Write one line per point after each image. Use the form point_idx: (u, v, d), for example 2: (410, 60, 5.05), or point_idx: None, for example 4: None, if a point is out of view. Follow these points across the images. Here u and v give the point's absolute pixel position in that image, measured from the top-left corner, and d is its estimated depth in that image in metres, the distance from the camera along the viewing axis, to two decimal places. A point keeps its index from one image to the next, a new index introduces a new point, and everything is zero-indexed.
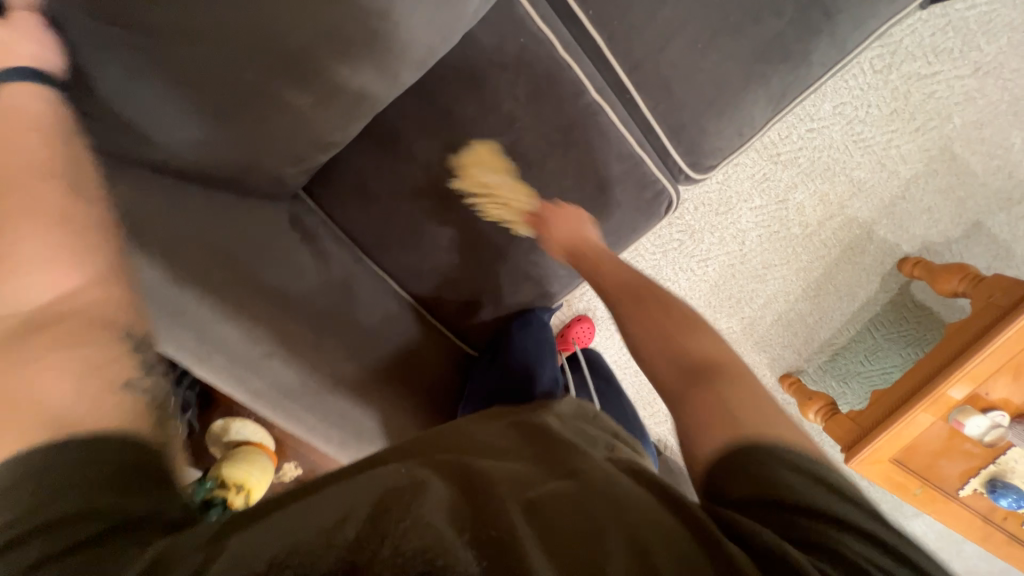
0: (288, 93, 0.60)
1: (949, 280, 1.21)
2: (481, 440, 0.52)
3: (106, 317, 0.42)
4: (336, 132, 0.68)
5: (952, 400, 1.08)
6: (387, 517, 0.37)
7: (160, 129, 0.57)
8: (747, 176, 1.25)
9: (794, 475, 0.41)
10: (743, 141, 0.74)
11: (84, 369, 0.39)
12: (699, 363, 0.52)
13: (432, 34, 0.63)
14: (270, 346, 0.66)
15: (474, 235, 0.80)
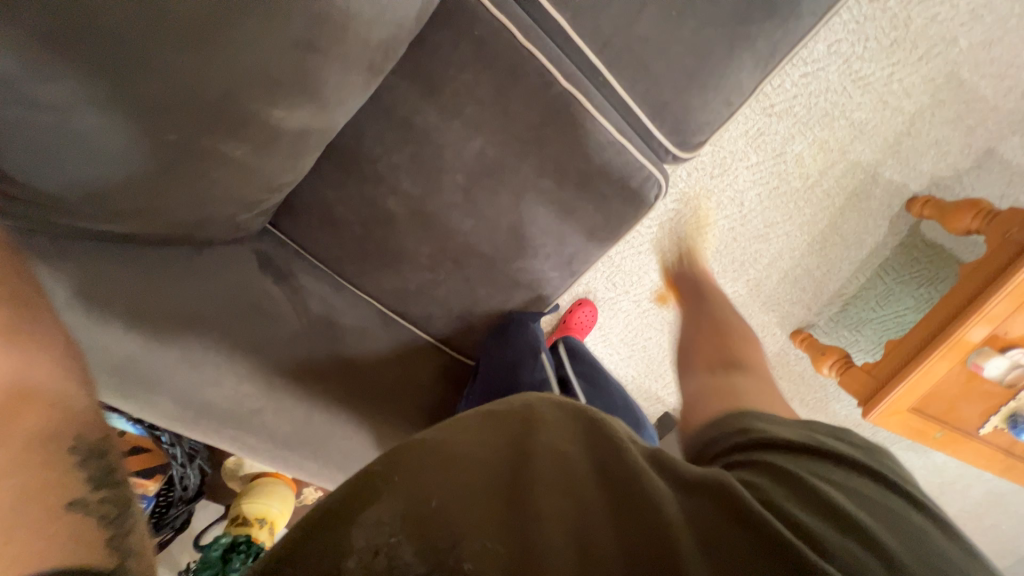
0: (222, 145, 0.58)
1: (962, 218, 1.16)
2: (470, 438, 0.45)
3: (55, 431, 0.48)
4: (286, 174, 0.68)
5: (970, 343, 1.06)
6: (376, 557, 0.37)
7: (96, 211, 0.58)
8: (741, 134, 1.17)
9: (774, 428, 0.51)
10: (732, 111, 0.68)
11: (30, 489, 0.43)
12: (726, 390, 0.65)
13: (370, 50, 0.59)
14: (259, 403, 0.71)
15: (453, 251, 0.75)
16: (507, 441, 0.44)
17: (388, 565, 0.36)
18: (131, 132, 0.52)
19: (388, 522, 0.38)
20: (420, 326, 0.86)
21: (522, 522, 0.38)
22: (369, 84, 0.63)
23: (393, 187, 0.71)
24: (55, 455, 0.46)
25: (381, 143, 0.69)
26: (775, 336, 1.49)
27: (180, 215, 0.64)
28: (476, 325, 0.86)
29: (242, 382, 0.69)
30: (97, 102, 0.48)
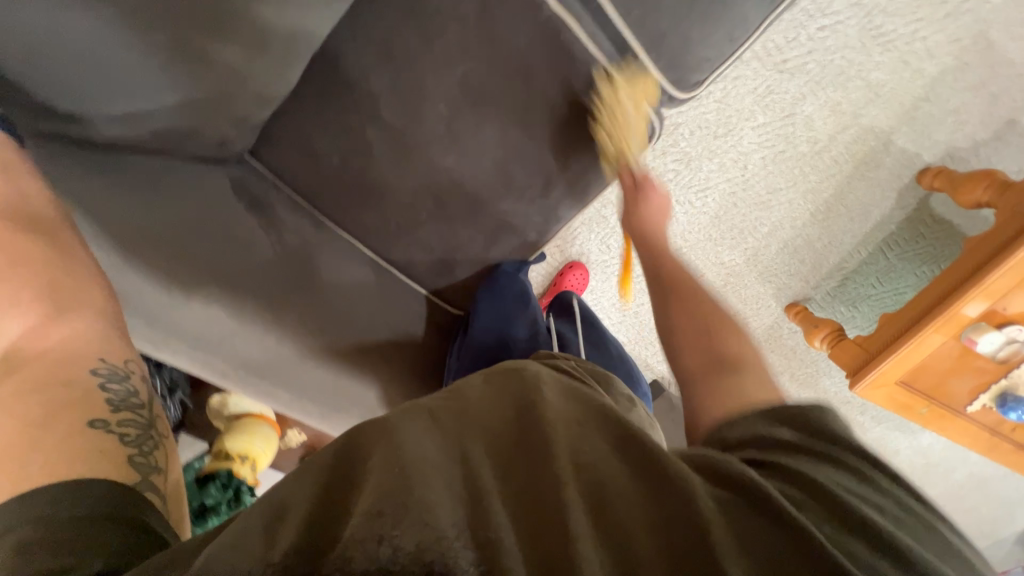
0: (215, 49, 0.57)
1: (972, 190, 1.11)
2: (493, 422, 0.45)
3: (81, 353, 0.50)
4: (275, 83, 0.65)
5: (965, 318, 1.03)
6: (382, 524, 0.34)
7: (82, 113, 0.56)
8: (749, 91, 1.11)
9: (781, 427, 0.46)
10: (735, 48, 0.64)
11: (56, 409, 0.45)
12: (721, 354, 0.58)
13: None
14: (229, 327, 0.69)
15: (435, 187, 0.73)
16: (512, 428, 0.44)
17: (392, 554, 0.33)
18: (127, 24, 0.51)
19: (392, 513, 0.35)
20: (402, 267, 0.85)
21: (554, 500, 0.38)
22: None
23: (376, 117, 0.68)
24: (75, 377, 0.48)
25: (360, 66, 0.65)
26: (770, 309, 1.47)
27: (160, 124, 0.62)
28: (458, 270, 0.85)
29: (211, 305, 0.67)
30: None
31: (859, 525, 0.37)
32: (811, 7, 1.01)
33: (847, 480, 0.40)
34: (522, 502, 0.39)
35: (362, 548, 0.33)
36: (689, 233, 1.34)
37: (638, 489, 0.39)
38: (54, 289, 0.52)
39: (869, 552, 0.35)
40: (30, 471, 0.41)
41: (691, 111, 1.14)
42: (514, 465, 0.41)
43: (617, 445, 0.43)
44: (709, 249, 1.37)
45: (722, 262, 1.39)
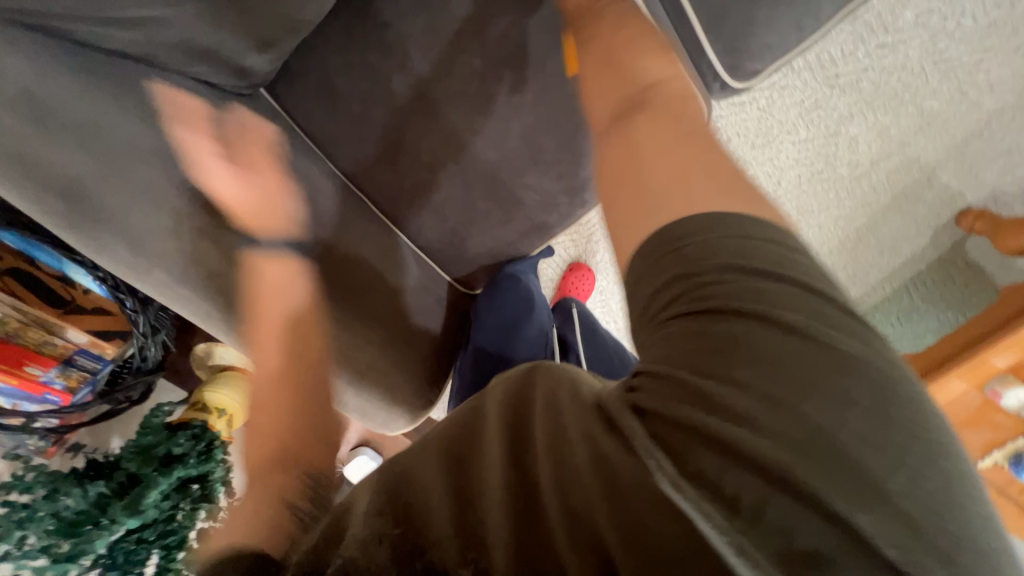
0: None
1: (1016, 236, 1.08)
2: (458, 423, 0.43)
3: (305, 452, 0.51)
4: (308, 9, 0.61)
5: (994, 367, 0.99)
6: (380, 529, 0.38)
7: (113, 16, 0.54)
8: (795, 102, 1.05)
9: (721, 279, 0.37)
10: (801, 39, 0.59)
11: (267, 495, 0.46)
12: (629, 107, 0.51)
13: None
14: (214, 266, 0.61)
15: (456, 150, 0.69)
16: (463, 429, 0.42)
17: (390, 554, 0.37)
18: None
19: (385, 510, 0.39)
20: (413, 235, 0.81)
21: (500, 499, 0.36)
22: None
23: (405, 65, 0.64)
24: (293, 463, 0.50)
25: (396, 7, 0.61)
26: None
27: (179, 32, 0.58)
28: (470, 246, 0.80)
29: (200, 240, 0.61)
30: None
31: (723, 433, 0.33)
32: (873, 22, 0.97)
33: (723, 369, 0.34)
34: (458, 494, 0.38)
35: (365, 553, 0.37)
36: None
37: (551, 463, 0.36)
38: (313, 373, 0.59)
39: (732, 466, 0.32)
40: (229, 527, 0.44)
41: (733, 116, 1.08)
42: (467, 459, 0.39)
43: (540, 418, 0.39)
44: None
45: None
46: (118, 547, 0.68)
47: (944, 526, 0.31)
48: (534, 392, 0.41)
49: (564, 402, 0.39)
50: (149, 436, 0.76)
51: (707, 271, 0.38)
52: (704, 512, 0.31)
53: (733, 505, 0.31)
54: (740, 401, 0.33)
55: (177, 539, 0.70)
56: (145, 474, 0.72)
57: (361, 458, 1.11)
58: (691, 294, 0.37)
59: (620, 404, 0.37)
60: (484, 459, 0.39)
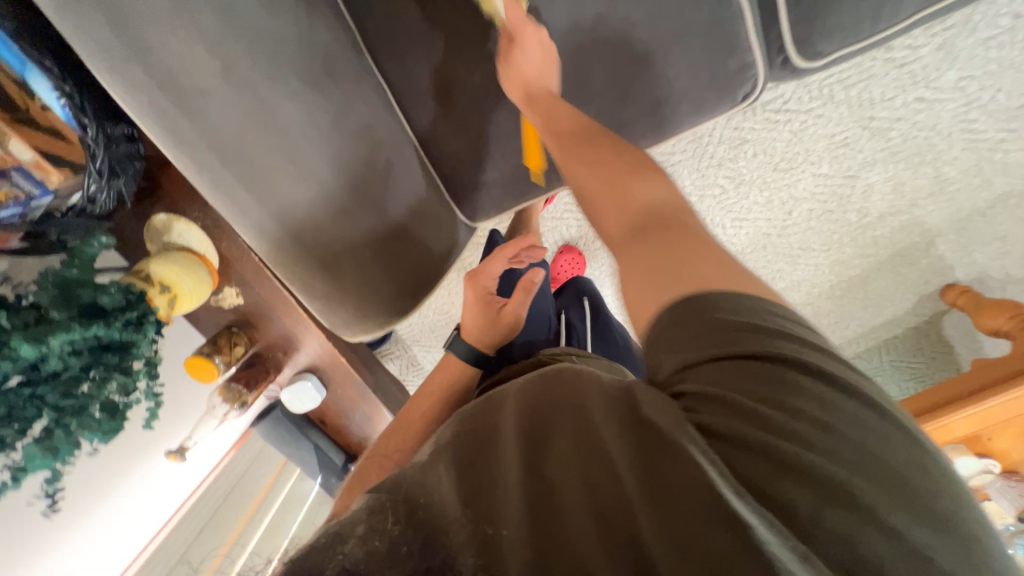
0: None
1: (995, 316, 1.09)
2: (473, 426, 0.43)
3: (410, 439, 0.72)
4: None
5: (951, 435, 1.01)
6: (408, 513, 0.36)
7: None
8: (825, 135, 1.06)
9: (753, 322, 0.40)
10: (873, 31, 0.60)
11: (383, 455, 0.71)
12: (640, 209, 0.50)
13: None
14: (210, 83, 0.52)
15: (502, 53, 0.65)
16: (482, 426, 0.42)
17: (410, 534, 0.35)
18: None
19: (390, 509, 0.37)
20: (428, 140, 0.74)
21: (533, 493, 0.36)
22: None
23: None
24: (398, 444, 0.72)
25: None
26: None
27: None
28: (487, 166, 0.77)
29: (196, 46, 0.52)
30: None
31: (776, 450, 0.35)
32: (919, 73, 0.97)
33: (782, 399, 0.37)
34: (474, 492, 0.37)
35: (385, 530, 0.35)
36: None
37: (584, 467, 0.37)
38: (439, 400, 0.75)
39: (801, 489, 0.33)
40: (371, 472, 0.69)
41: (764, 132, 1.07)
42: (486, 451, 0.40)
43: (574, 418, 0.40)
44: None
45: None
46: (4, 393, 0.60)
47: (968, 538, 0.33)
48: (555, 402, 0.42)
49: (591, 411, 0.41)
50: (75, 269, 0.65)
51: (710, 316, 0.40)
52: (773, 523, 0.32)
53: (798, 521, 0.33)
54: (798, 422, 0.36)
55: (75, 406, 0.63)
56: (60, 318, 0.62)
57: (303, 382, 1.01)
58: (722, 328, 0.39)
59: (667, 415, 0.37)
60: (501, 457, 0.39)
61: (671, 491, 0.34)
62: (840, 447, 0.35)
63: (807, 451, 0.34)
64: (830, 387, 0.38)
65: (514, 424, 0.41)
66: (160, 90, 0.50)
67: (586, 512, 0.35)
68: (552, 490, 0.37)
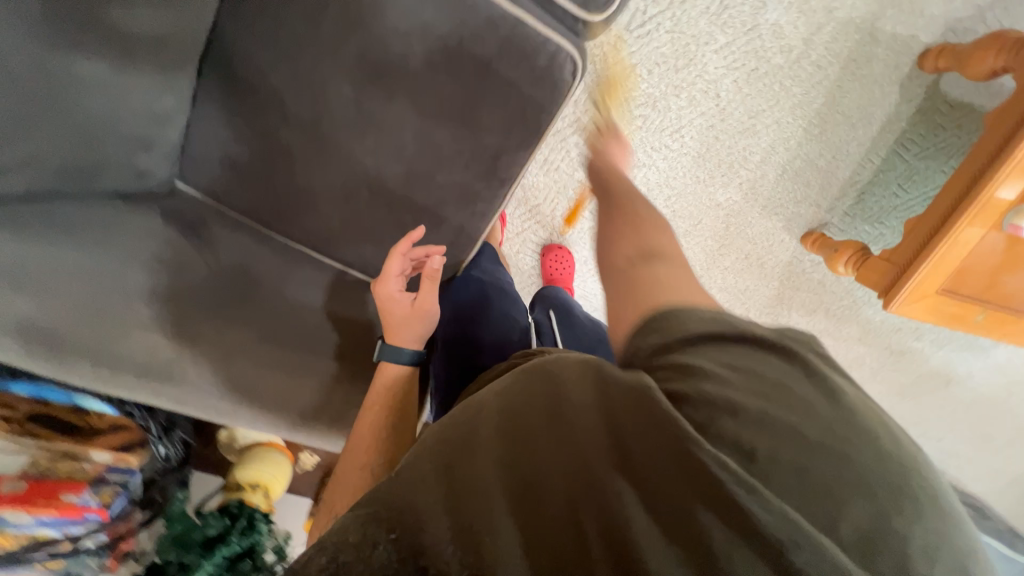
0: (86, 66, 0.49)
1: (983, 59, 0.97)
2: (457, 430, 0.44)
3: (367, 453, 0.67)
4: (166, 98, 0.58)
5: (1004, 204, 0.89)
6: (399, 521, 0.40)
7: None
8: (701, 12, 1.02)
9: (722, 319, 0.49)
10: None
11: (341, 480, 0.66)
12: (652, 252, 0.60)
13: None
14: (176, 350, 0.64)
15: (361, 175, 0.70)
16: (466, 429, 0.44)
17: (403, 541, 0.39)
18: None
19: (376, 523, 0.40)
20: (359, 268, 0.81)
21: (526, 504, 0.40)
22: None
23: (284, 116, 0.64)
24: (358, 464, 0.66)
25: (252, 66, 0.61)
26: (785, 244, 1.35)
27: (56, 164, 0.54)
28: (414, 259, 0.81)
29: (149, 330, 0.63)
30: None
31: (739, 411, 0.41)
32: None
33: (751, 373, 0.44)
34: (461, 499, 0.40)
35: (380, 536, 0.40)
36: (672, 179, 1.23)
37: (569, 463, 0.41)
38: (385, 400, 0.70)
39: (758, 439, 0.40)
40: (341, 492, 0.66)
41: (645, 48, 1.06)
42: (473, 457, 0.42)
43: (554, 417, 0.43)
44: (702, 192, 1.26)
45: (718, 204, 1.28)
46: None
47: (894, 470, 0.40)
48: (534, 398, 0.45)
49: (563, 395, 0.44)
50: (177, 524, 0.78)
51: (678, 314, 0.50)
52: (748, 484, 0.37)
53: (742, 454, 0.39)
54: (757, 387, 0.43)
55: None
56: (192, 560, 0.76)
57: None
58: (711, 322, 0.48)
59: (648, 394, 0.42)
60: (484, 459, 0.41)
61: (657, 476, 0.39)
62: (785, 402, 0.42)
63: (759, 405, 0.41)
64: (776, 356, 0.46)
65: (496, 428, 0.43)
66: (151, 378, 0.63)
67: (562, 499, 0.40)
68: (529, 481, 0.41)
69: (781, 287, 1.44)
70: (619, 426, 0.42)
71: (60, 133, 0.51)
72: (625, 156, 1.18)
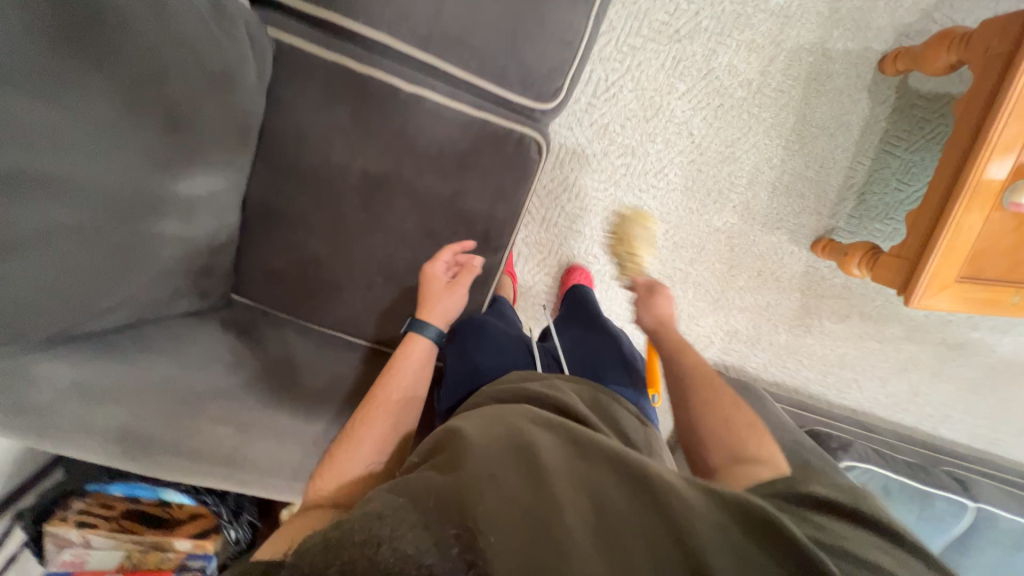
0: (159, 226, 0.60)
1: (938, 56, 1.02)
2: (537, 467, 0.51)
3: (372, 446, 0.70)
4: (218, 231, 0.71)
5: (995, 183, 0.89)
6: (466, 526, 0.46)
7: (70, 330, 0.59)
8: (658, 68, 1.15)
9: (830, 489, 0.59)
10: (575, 48, 0.71)
11: (335, 467, 0.68)
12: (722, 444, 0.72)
13: (229, 118, 0.63)
14: (236, 440, 0.71)
15: (376, 264, 0.82)
16: (544, 466, 0.51)
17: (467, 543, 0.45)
18: (93, 257, 0.54)
19: (436, 528, 0.46)
20: (386, 342, 0.90)
21: (599, 548, 0.45)
22: (249, 143, 0.70)
23: (311, 228, 0.78)
24: (359, 449, 0.69)
25: (284, 194, 0.75)
26: (797, 254, 1.36)
27: (138, 305, 0.65)
28: None
29: (214, 426, 0.70)
30: (83, 237, 0.52)
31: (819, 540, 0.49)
32: None
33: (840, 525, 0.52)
34: (536, 525, 0.46)
35: (444, 535, 0.45)
36: (667, 214, 1.29)
37: (646, 521, 0.47)
38: (394, 394, 0.75)
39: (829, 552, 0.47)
40: (335, 474, 0.67)
41: (613, 108, 1.18)
42: (551, 491, 0.49)
43: (632, 484, 0.50)
44: (698, 221, 1.31)
45: (717, 229, 1.31)
46: None
47: None
48: (611, 467, 0.52)
49: (638, 466, 0.52)
50: None
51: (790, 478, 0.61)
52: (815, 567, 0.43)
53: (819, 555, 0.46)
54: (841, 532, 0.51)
55: None
56: None
57: None
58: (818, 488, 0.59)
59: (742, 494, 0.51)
60: (561, 499, 0.48)
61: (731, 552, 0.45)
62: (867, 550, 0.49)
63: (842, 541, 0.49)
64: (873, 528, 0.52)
65: (576, 480, 0.51)
66: (219, 466, 0.70)
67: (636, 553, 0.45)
68: (604, 530, 0.47)
69: (804, 297, 1.42)
70: (694, 504, 0.48)
71: (139, 278, 0.62)
72: (616, 201, 1.27)
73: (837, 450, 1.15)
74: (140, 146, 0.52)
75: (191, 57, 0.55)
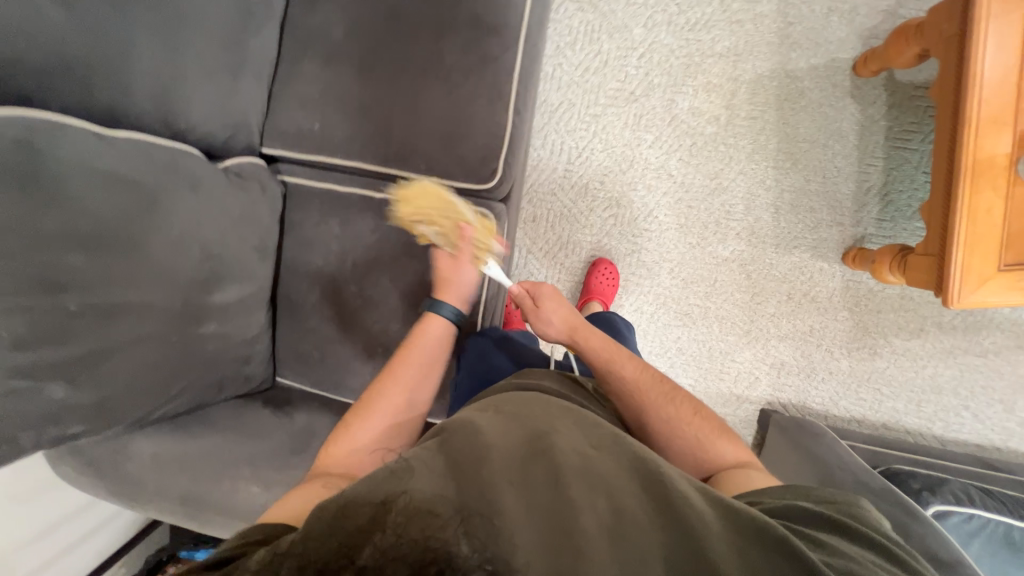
0: (203, 329, 0.81)
1: (901, 51, 0.99)
2: (553, 465, 0.49)
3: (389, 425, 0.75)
4: (252, 327, 0.91)
5: (999, 157, 0.80)
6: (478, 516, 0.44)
7: (145, 418, 0.79)
8: (622, 127, 1.26)
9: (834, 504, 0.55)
10: (503, 136, 0.86)
11: (353, 434, 0.73)
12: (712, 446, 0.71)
13: (249, 243, 0.86)
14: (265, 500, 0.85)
15: (375, 336, 0.96)
16: (561, 464, 0.49)
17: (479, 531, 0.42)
18: (157, 358, 0.75)
19: (451, 511, 0.44)
20: None
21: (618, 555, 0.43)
22: (270, 258, 0.93)
23: (323, 313, 0.96)
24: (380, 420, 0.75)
25: (302, 290, 0.96)
26: (828, 269, 1.25)
27: (194, 392, 0.84)
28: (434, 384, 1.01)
29: (250, 487, 0.85)
30: (148, 343, 0.73)
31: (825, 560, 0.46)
32: (620, 53, 1.24)
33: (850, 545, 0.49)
34: (552, 523, 0.44)
35: (455, 521, 0.43)
36: (669, 252, 1.30)
37: (666, 533, 0.45)
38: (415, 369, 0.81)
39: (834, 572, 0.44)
40: (353, 439, 0.72)
41: (589, 168, 1.29)
42: (568, 490, 0.47)
43: (651, 496, 0.48)
44: (703, 254, 1.29)
45: (726, 258, 1.28)
46: None
47: None
48: (629, 476, 0.51)
49: (659, 479, 0.50)
50: None
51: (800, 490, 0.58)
52: None
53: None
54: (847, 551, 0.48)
55: None
56: None
57: None
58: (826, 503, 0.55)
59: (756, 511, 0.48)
60: (578, 500, 0.46)
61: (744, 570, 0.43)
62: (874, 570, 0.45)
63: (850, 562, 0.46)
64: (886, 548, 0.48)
65: (592, 481, 0.49)
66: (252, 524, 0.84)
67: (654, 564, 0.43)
68: (621, 536, 0.44)
69: (854, 315, 1.28)
70: (713, 524, 0.46)
71: (192, 371, 0.82)
72: (614, 249, 1.32)
73: (921, 491, 0.94)
74: (184, 273, 0.76)
75: (221, 211, 0.80)
